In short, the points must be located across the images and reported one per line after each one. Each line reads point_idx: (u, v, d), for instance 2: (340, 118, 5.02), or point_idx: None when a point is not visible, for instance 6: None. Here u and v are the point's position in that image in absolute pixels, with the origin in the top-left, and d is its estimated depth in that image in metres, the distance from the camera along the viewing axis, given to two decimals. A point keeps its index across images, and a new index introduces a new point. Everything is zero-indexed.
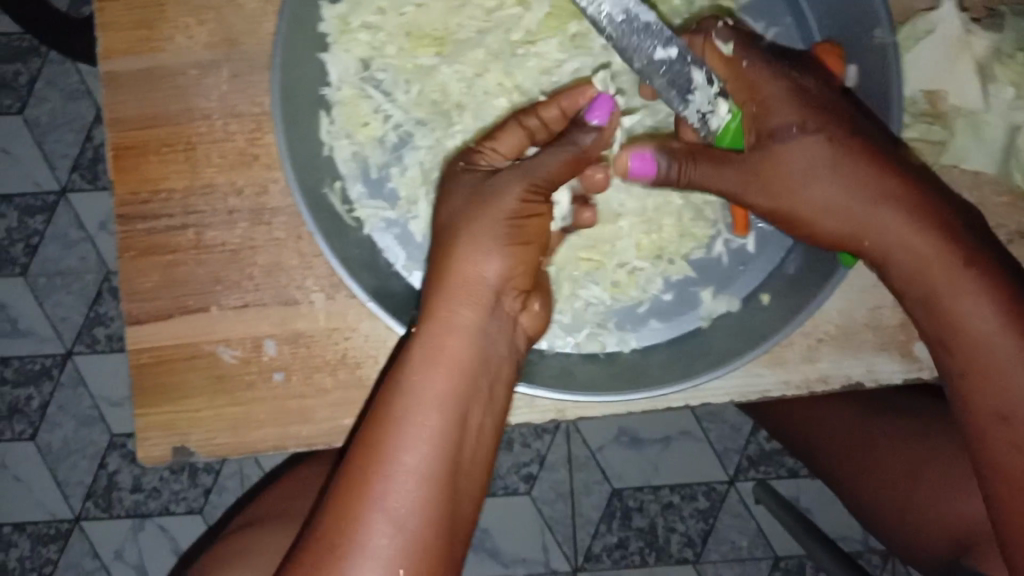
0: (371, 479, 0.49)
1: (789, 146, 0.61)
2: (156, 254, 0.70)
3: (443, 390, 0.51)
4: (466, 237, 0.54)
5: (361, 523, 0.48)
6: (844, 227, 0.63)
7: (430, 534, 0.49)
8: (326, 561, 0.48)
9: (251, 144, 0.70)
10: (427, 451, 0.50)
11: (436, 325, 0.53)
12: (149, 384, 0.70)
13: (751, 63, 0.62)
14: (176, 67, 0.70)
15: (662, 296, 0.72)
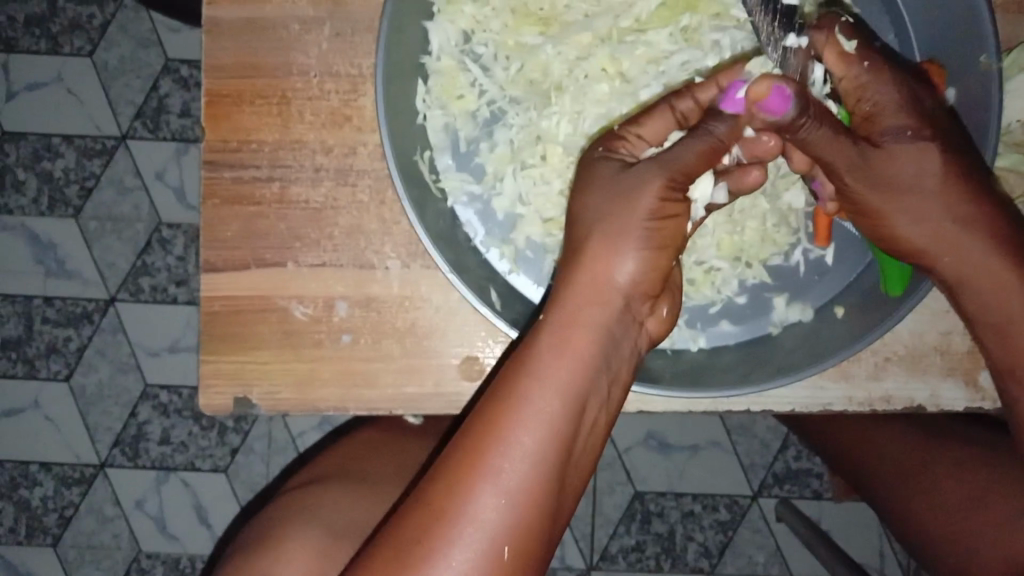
0: (487, 450, 0.50)
1: (900, 154, 0.60)
2: (239, 203, 0.70)
3: (567, 381, 0.52)
4: (603, 235, 0.56)
5: (470, 490, 0.50)
6: (940, 242, 0.62)
7: (532, 514, 0.50)
8: (429, 521, 0.49)
9: (344, 105, 0.70)
10: (543, 436, 0.51)
11: (566, 315, 0.55)
12: (217, 333, 0.70)
13: (872, 65, 0.60)
14: (279, 20, 0.70)
15: (735, 298, 0.71)
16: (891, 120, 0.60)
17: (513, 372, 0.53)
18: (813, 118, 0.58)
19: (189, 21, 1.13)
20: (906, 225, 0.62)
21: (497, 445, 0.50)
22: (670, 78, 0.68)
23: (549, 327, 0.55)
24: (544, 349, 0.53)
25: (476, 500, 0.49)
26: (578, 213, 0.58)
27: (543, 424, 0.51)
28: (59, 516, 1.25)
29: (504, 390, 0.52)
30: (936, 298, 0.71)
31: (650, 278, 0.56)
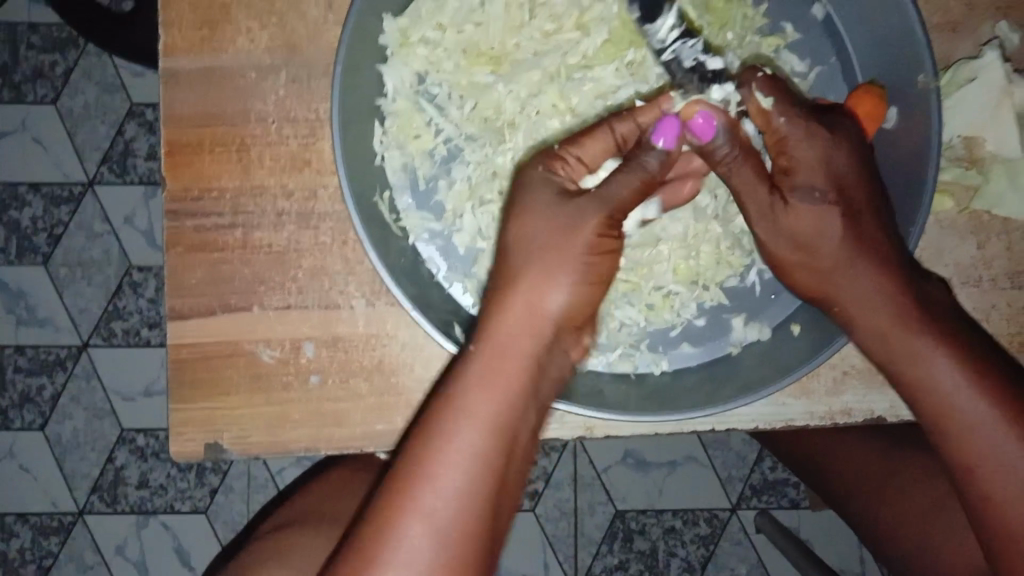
0: (417, 487, 0.51)
1: (800, 205, 0.63)
2: (204, 250, 0.71)
3: (494, 413, 0.53)
4: (530, 266, 0.58)
5: (399, 527, 0.50)
6: (830, 287, 0.65)
7: (464, 548, 0.50)
8: (365, 562, 0.50)
9: (304, 149, 0.72)
10: (474, 470, 0.52)
11: (496, 345, 0.56)
12: (186, 380, 0.70)
13: (788, 119, 0.63)
14: (235, 68, 0.72)
15: (694, 321, 0.73)
16: (801, 179, 0.63)
17: (442, 407, 0.54)
18: (734, 155, 0.63)
19: (152, 66, 1.14)
20: (799, 268, 0.66)
21: (427, 481, 0.51)
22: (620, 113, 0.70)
23: (478, 357, 0.56)
24: (474, 382, 0.54)
25: (411, 538, 0.50)
26: (506, 244, 0.60)
27: (471, 456, 0.52)
28: (38, 567, 1.24)
29: (433, 424, 0.53)
30: None
31: (577, 307, 0.59)
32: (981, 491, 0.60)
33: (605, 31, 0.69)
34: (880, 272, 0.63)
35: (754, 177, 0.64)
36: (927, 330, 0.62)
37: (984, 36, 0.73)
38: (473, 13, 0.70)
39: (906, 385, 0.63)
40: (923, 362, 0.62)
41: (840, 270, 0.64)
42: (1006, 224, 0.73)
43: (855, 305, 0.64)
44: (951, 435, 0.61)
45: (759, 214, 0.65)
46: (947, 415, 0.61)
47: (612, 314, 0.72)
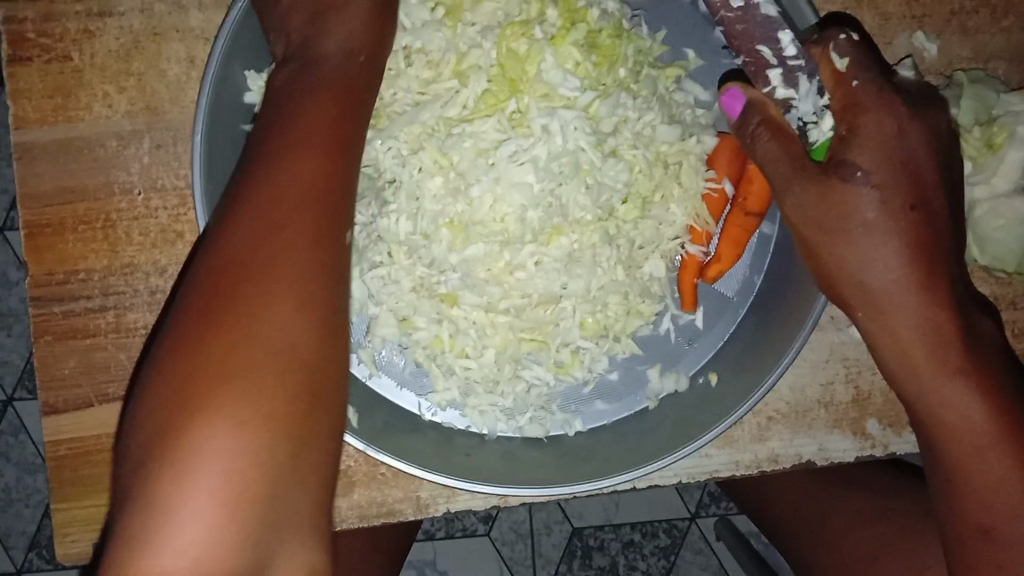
0: (215, 286, 0.45)
1: (855, 186, 0.56)
2: (75, 337, 0.66)
3: (287, 228, 0.48)
4: (288, 127, 0.53)
5: (209, 347, 0.43)
6: (875, 301, 0.58)
7: (298, 350, 0.45)
8: (164, 416, 0.42)
9: (175, 220, 0.67)
10: (291, 255, 0.47)
11: (290, 119, 0.53)
12: (68, 478, 0.66)
13: (862, 85, 0.57)
14: (94, 137, 0.66)
15: (607, 375, 0.69)
16: (856, 152, 0.57)
17: (233, 257, 0.46)
18: (762, 125, 0.57)
19: None
20: (849, 271, 0.58)
21: (230, 300, 0.45)
22: (502, 170, 0.62)
23: (275, 115, 0.54)
24: (257, 227, 0.47)
25: (232, 398, 0.43)
26: (272, 122, 0.53)
27: (293, 312, 0.46)
28: None
29: (228, 270, 0.46)
30: (813, 351, 0.70)
31: (351, 136, 0.54)
32: (988, 553, 0.56)
33: (483, 80, 0.62)
34: (935, 299, 0.57)
35: (784, 154, 0.57)
36: (971, 379, 0.57)
37: (899, 52, 0.68)
38: None
39: (927, 418, 0.59)
40: (965, 413, 0.57)
41: (880, 286, 0.57)
42: None
43: (887, 327, 0.59)
44: (969, 488, 0.57)
45: (805, 186, 0.57)
46: (978, 468, 0.57)
47: (520, 376, 0.67)
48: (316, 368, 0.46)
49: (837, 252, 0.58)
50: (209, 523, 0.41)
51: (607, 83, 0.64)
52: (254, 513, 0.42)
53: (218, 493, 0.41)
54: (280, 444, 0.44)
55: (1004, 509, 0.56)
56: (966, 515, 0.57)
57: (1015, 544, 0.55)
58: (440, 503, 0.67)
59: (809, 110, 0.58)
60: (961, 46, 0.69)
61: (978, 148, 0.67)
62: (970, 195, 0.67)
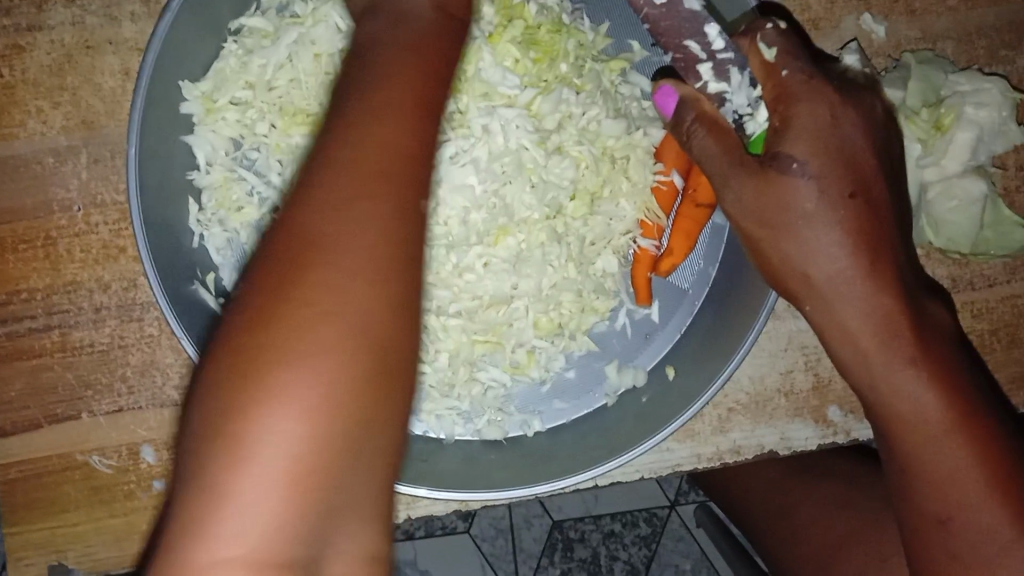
0: (282, 254, 0.40)
1: (793, 177, 0.55)
2: (21, 358, 0.65)
3: (376, 199, 0.41)
4: (379, 88, 0.47)
5: (272, 327, 0.38)
6: (823, 292, 0.58)
7: (384, 338, 0.39)
8: (215, 403, 0.37)
9: (116, 235, 0.65)
10: (373, 228, 0.41)
11: (377, 78, 0.47)
12: (20, 502, 0.65)
13: (793, 73, 0.56)
14: (30, 155, 0.64)
15: (564, 373, 0.68)
16: (791, 144, 0.56)
17: (318, 197, 0.41)
18: (695, 122, 0.58)
19: None
20: (795, 264, 0.58)
21: (298, 271, 0.39)
22: (444, 173, 0.61)
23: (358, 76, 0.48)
24: (329, 193, 0.41)
25: (282, 389, 0.37)
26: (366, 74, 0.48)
27: (374, 292, 0.39)
28: None
29: (314, 210, 0.40)
30: (771, 340, 0.69)
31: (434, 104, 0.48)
32: (945, 539, 0.56)
33: None
34: (879, 284, 0.56)
35: (720, 150, 0.57)
36: (919, 367, 0.56)
37: (845, 35, 0.67)
38: (282, 68, 0.65)
39: (879, 406, 0.59)
40: (915, 401, 0.56)
41: (821, 278, 0.57)
42: None
43: (833, 316, 0.58)
44: (924, 477, 0.57)
45: (745, 180, 0.56)
46: (931, 455, 0.56)
47: (475, 378, 0.66)
48: (388, 354, 0.40)
49: (783, 244, 0.57)
50: (272, 493, 0.36)
51: (548, 79, 0.63)
52: (323, 485, 0.37)
53: (273, 495, 0.36)
54: (364, 407, 0.38)
55: (958, 495, 0.56)
56: (923, 504, 0.57)
57: (971, 527, 0.56)
58: (400, 510, 0.67)
59: (743, 103, 0.57)
60: (908, 26, 0.68)
61: (928, 129, 0.65)
62: (921, 179, 0.67)
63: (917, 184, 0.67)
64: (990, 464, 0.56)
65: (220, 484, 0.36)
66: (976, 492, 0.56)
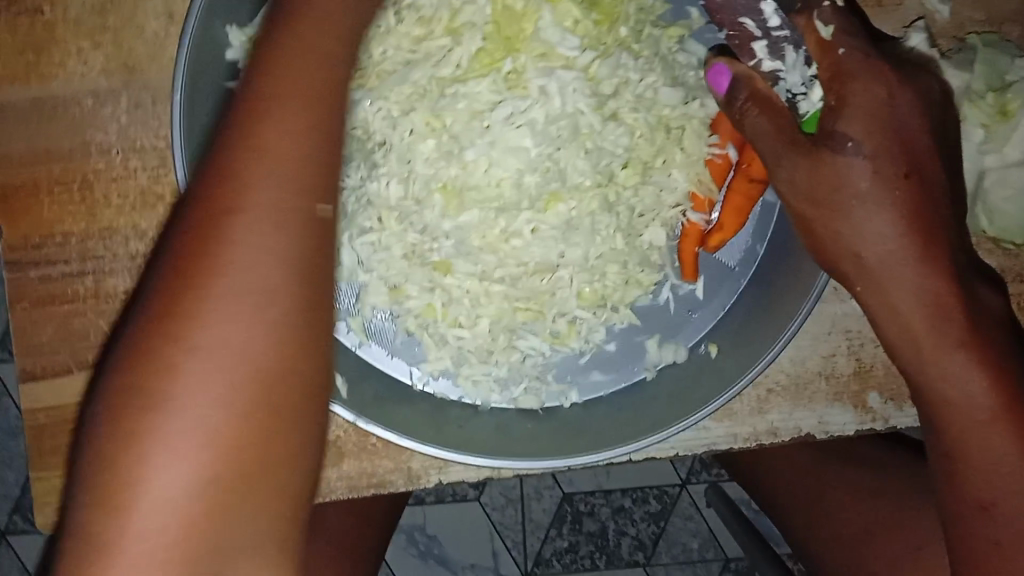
0: (193, 274, 0.39)
1: (845, 159, 0.53)
2: (53, 303, 0.64)
3: (269, 235, 0.41)
4: (266, 84, 0.45)
5: (162, 351, 0.38)
6: (873, 274, 0.56)
7: (251, 384, 0.39)
8: (111, 415, 0.38)
9: (155, 182, 0.63)
10: (275, 261, 0.40)
11: (276, 71, 0.45)
12: (50, 448, 0.64)
13: (849, 53, 0.54)
14: (70, 95, 0.62)
15: (604, 346, 0.67)
16: (844, 123, 0.54)
17: (230, 186, 0.41)
18: (746, 101, 0.57)
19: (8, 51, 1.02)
20: (846, 243, 0.56)
21: (205, 303, 0.39)
22: (499, 134, 0.59)
23: (278, 50, 0.46)
24: (243, 214, 0.40)
25: (186, 414, 0.38)
26: (264, 42, 0.47)
27: (252, 325, 0.39)
28: None
29: (218, 205, 0.40)
30: (815, 322, 0.68)
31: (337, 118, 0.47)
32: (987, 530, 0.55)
33: (479, 39, 0.59)
34: (936, 266, 0.54)
35: (772, 128, 0.56)
36: (971, 356, 0.55)
37: (909, 14, 0.65)
38: None
39: (925, 390, 0.58)
40: (966, 391, 0.55)
41: (874, 260, 0.55)
42: None
43: (881, 300, 0.57)
44: (969, 465, 0.56)
45: (793, 160, 0.55)
46: (976, 442, 0.55)
47: (514, 346, 0.65)
48: (303, 386, 0.41)
49: (834, 225, 0.56)
50: (192, 479, 0.38)
51: (608, 42, 0.61)
52: (242, 480, 0.39)
53: (169, 508, 0.37)
54: (281, 402, 0.40)
55: (1000, 482, 0.55)
56: (965, 492, 0.56)
57: (1015, 522, 0.54)
58: (431, 475, 0.66)
59: (798, 82, 0.58)
60: (976, 8, 0.66)
61: (992, 113, 0.64)
62: (980, 165, 0.65)
63: (976, 169, 0.65)
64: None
65: (132, 474, 0.37)
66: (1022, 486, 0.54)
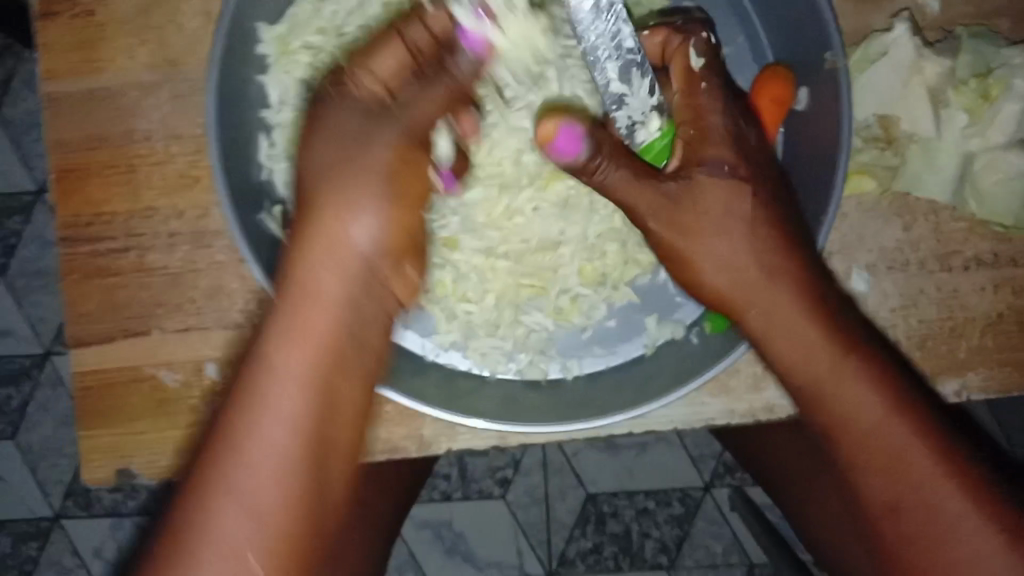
0: (249, 421, 0.53)
1: (714, 182, 0.61)
2: (101, 276, 0.70)
3: (291, 407, 0.54)
4: (313, 216, 0.59)
5: (234, 432, 0.53)
6: (752, 297, 0.61)
7: (302, 487, 0.53)
8: (197, 471, 0.53)
9: (192, 166, 0.69)
10: (296, 394, 0.54)
11: (321, 240, 0.58)
12: (92, 408, 0.70)
13: (709, 89, 0.61)
14: (118, 88, 0.69)
15: (605, 322, 0.71)
16: (710, 151, 0.61)
17: (298, 270, 0.57)
18: (607, 161, 0.58)
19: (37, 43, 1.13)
20: (709, 272, 0.62)
21: (251, 429, 0.53)
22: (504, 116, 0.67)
23: (321, 191, 0.59)
24: (284, 395, 0.54)
25: (248, 474, 0.52)
26: (302, 157, 0.61)
27: (296, 417, 0.54)
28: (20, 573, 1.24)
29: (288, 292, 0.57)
30: None
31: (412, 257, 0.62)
32: (896, 529, 0.59)
33: None
34: (779, 276, 0.60)
35: (632, 178, 0.59)
36: (873, 375, 0.58)
37: (897, 6, 0.68)
38: (353, 15, 0.68)
39: (816, 406, 0.60)
40: (871, 409, 0.58)
41: (761, 278, 0.61)
42: (932, 205, 0.69)
43: (762, 321, 0.61)
44: (873, 468, 0.59)
45: (659, 194, 0.60)
46: (878, 445, 0.58)
47: (519, 321, 0.70)
48: (326, 455, 0.55)
49: (686, 246, 0.62)
50: (253, 519, 0.52)
51: None
52: (287, 525, 0.53)
53: (241, 531, 0.52)
54: (322, 462, 0.55)
55: (907, 487, 0.58)
56: (874, 496, 0.59)
57: (919, 512, 0.58)
58: (441, 441, 0.70)
59: (639, 110, 0.63)
60: (970, 0, 0.68)
61: (974, 99, 0.67)
62: (967, 148, 0.68)
63: (962, 152, 0.68)
64: (954, 468, 0.58)
65: (207, 516, 0.52)
66: (940, 491, 0.57)
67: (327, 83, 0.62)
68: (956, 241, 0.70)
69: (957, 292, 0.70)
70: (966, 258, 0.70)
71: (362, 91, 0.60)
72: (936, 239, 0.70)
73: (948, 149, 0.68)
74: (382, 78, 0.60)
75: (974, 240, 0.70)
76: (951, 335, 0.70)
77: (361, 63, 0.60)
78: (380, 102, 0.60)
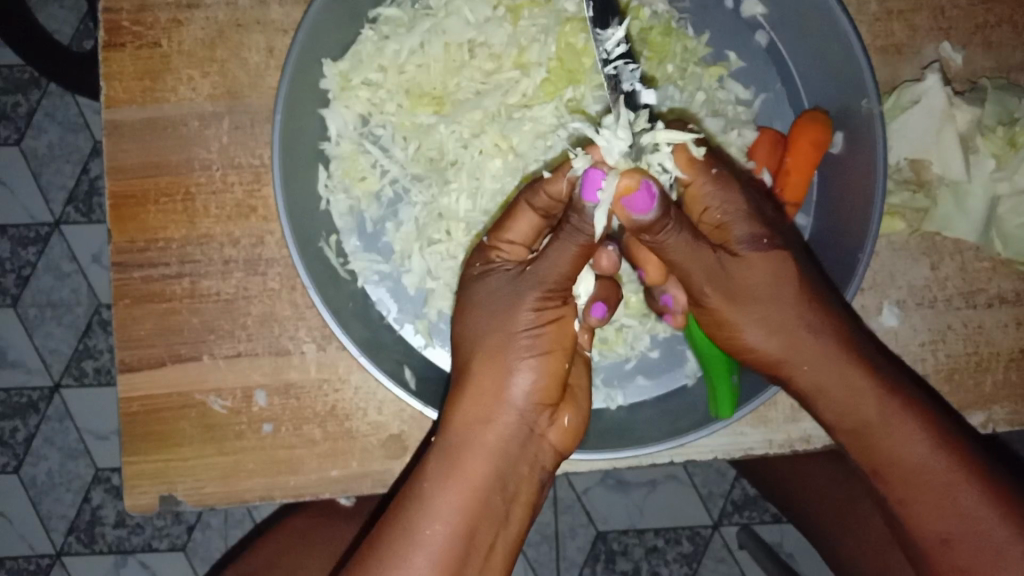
0: (430, 479, 0.57)
1: (749, 260, 0.61)
2: (152, 301, 0.71)
3: (474, 469, 0.57)
4: (492, 311, 0.59)
5: (422, 495, 0.57)
6: (806, 354, 0.60)
7: (460, 550, 0.56)
8: (393, 529, 0.57)
9: (249, 196, 0.71)
10: (481, 459, 0.58)
11: (490, 320, 0.59)
12: (139, 434, 0.70)
13: (716, 174, 0.62)
14: (178, 117, 0.71)
15: (649, 353, 0.73)
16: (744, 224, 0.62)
17: (475, 359, 0.59)
18: (675, 220, 0.57)
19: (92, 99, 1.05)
20: (758, 338, 0.61)
21: (422, 495, 0.57)
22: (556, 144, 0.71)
23: (474, 278, 0.61)
24: (452, 476, 0.57)
25: (410, 546, 0.55)
26: (490, 253, 0.61)
27: (454, 486, 0.57)
28: None
29: (462, 379, 0.59)
30: None
31: (552, 361, 0.59)
32: (949, 560, 0.59)
33: (543, 71, 0.71)
34: (823, 332, 0.61)
35: (692, 244, 0.59)
36: (916, 418, 0.60)
37: (926, 59, 0.73)
38: (414, 53, 0.71)
39: (870, 455, 0.61)
40: (919, 446, 0.59)
41: (805, 335, 0.61)
42: (958, 244, 0.73)
43: (816, 380, 0.61)
44: (930, 504, 0.59)
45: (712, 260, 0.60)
46: (940, 495, 0.59)
47: None
48: (467, 537, 0.56)
49: (738, 316, 0.61)
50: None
51: (656, 76, 0.73)
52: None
53: None
54: (451, 552, 0.56)
55: (965, 517, 0.58)
56: (923, 531, 0.59)
57: (973, 545, 0.58)
58: None
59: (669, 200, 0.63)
60: (985, 57, 0.73)
61: (1002, 145, 0.71)
62: (994, 191, 0.72)
63: (990, 195, 0.72)
64: (1000, 500, 0.59)
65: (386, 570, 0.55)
66: (991, 520, 0.58)
67: (474, 257, 0.62)
68: (980, 279, 0.73)
69: (982, 328, 0.72)
70: (990, 296, 0.73)
71: (506, 261, 0.61)
72: (961, 278, 0.73)
73: (976, 191, 0.72)
74: (518, 249, 0.61)
75: (998, 279, 0.73)
76: (977, 370, 0.72)
77: (499, 232, 0.61)
78: (520, 268, 0.60)
